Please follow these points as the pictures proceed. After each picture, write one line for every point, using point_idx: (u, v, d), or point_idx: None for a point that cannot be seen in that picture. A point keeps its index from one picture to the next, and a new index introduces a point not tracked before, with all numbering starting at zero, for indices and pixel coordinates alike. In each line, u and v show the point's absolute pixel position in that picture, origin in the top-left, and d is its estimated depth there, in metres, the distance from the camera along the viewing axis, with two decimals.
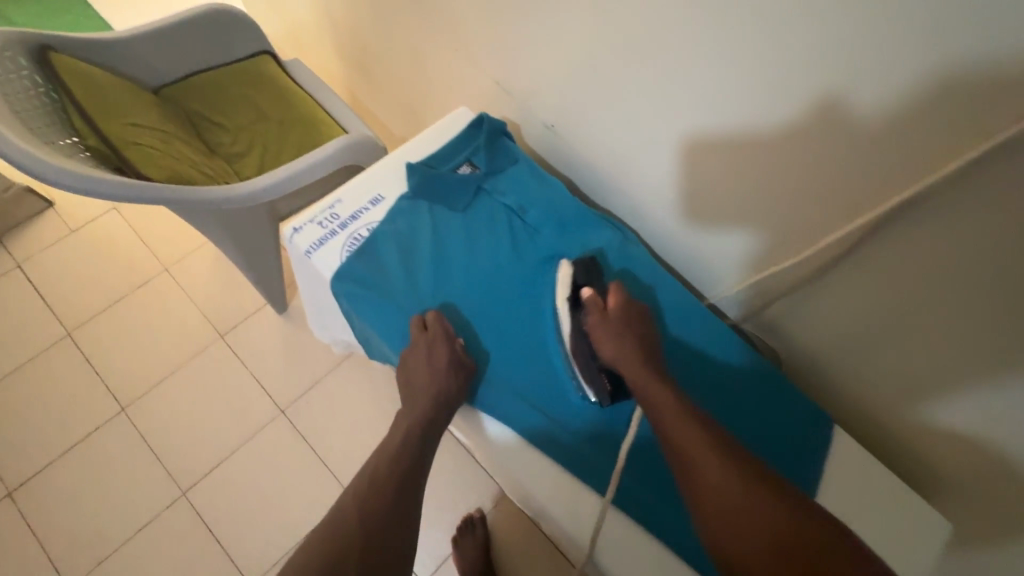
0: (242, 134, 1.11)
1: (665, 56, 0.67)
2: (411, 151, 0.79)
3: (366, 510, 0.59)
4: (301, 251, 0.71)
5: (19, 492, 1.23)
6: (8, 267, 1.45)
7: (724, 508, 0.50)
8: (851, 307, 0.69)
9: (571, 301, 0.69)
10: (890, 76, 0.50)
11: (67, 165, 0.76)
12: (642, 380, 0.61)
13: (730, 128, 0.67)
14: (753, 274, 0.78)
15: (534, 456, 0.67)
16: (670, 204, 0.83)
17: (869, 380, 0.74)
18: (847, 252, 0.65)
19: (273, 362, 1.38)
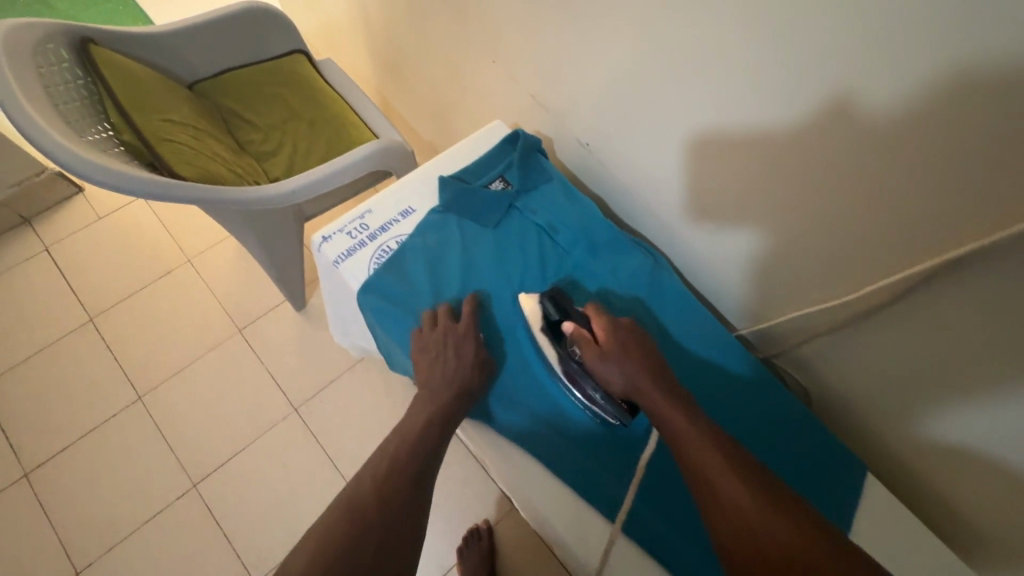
0: (272, 132, 1.11)
1: (694, 69, 0.65)
2: (445, 164, 0.78)
3: (385, 490, 0.54)
4: (329, 261, 0.70)
5: (35, 474, 1.24)
6: (36, 249, 1.47)
7: (743, 539, 0.45)
8: (886, 349, 0.66)
9: (553, 336, 0.66)
10: (895, 77, 0.48)
11: (102, 161, 0.76)
12: (652, 402, 0.57)
13: (741, 127, 0.65)
14: (788, 311, 0.76)
15: (553, 484, 0.64)
16: (698, 225, 0.80)
17: (899, 424, 0.70)
18: (891, 300, 0.61)
19: (288, 359, 1.38)
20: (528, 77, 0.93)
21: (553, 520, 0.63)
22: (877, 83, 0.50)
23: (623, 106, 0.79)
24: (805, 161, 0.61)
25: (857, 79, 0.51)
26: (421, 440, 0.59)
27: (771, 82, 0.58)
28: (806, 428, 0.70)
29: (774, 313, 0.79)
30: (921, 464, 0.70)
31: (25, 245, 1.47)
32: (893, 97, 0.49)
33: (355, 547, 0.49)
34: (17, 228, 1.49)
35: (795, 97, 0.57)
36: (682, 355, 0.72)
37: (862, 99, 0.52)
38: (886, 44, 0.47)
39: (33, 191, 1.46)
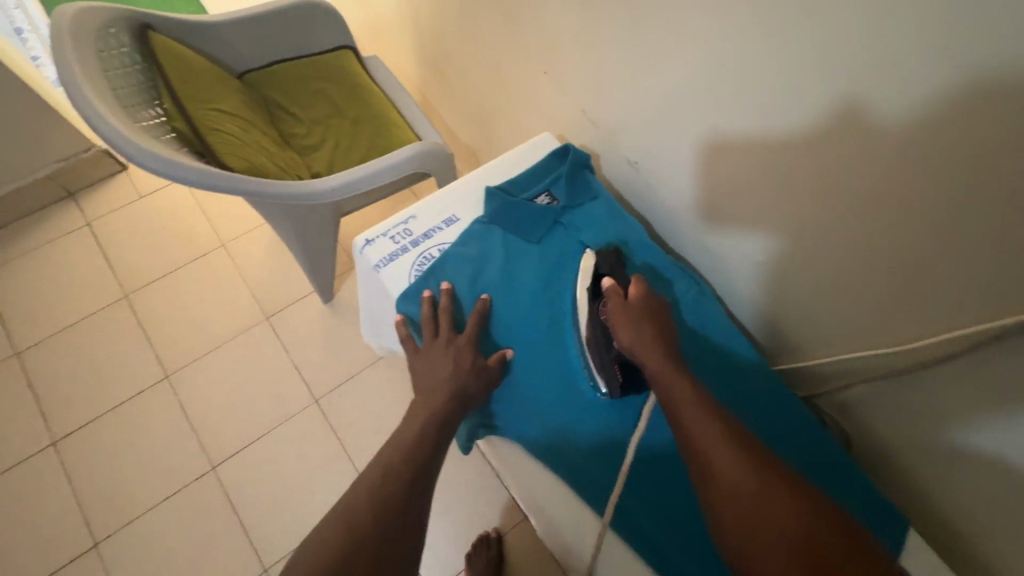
0: (316, 126, 1.12)
1: (731, 80, 0.64)
2: (491, 175, 0.77)
3: (383, 495, 0.51)
4: (370, 264, 0.70)
5: (62, 444, 1.28)
6: (78, 224, 1.51)
7: (744, 519, 0.43)
8: (940, 404, 0.62)
9: (591, 291, 0.65)
10: (919, 81, 0.48)
11: (157, 149, 0.77)
12: (656, 365, 0.57)
13: (750, 129, 0.66)
14: (836, 353, 0.73)
15: (578, 507, 0.63)
16: (743, 248, 0.78)
17: (939, 478, 0.66)
18: (948, 356, 0.58)
19: (313, 350, 1.39)
20: (572, 83, 0.92)
21: (573, 537, 0.63)
22: (891, 85, 0.50)
23: (666, 120, 0.77)
24: (837, 175, 0.60)
25: (866, 78, 0.51)
26: (419, 449, 0.56)
27: (785, 79, 0.59)
28: (852, 474, 0.65)
29: (820, 351, 0.75)
30: (961, 519, 0.66)
31: (68, 219, 1.51)
32: (908, 96, 0.49)
33: (353, 565, 0.45)
34: (61, 201, 1.53)
35: (805, 97, 0.58)
36: (726, 383, 0.68)
37: (872, 100, 0.52)
38: (900, 46, 0.47)
39: (79, 167, 1.50)
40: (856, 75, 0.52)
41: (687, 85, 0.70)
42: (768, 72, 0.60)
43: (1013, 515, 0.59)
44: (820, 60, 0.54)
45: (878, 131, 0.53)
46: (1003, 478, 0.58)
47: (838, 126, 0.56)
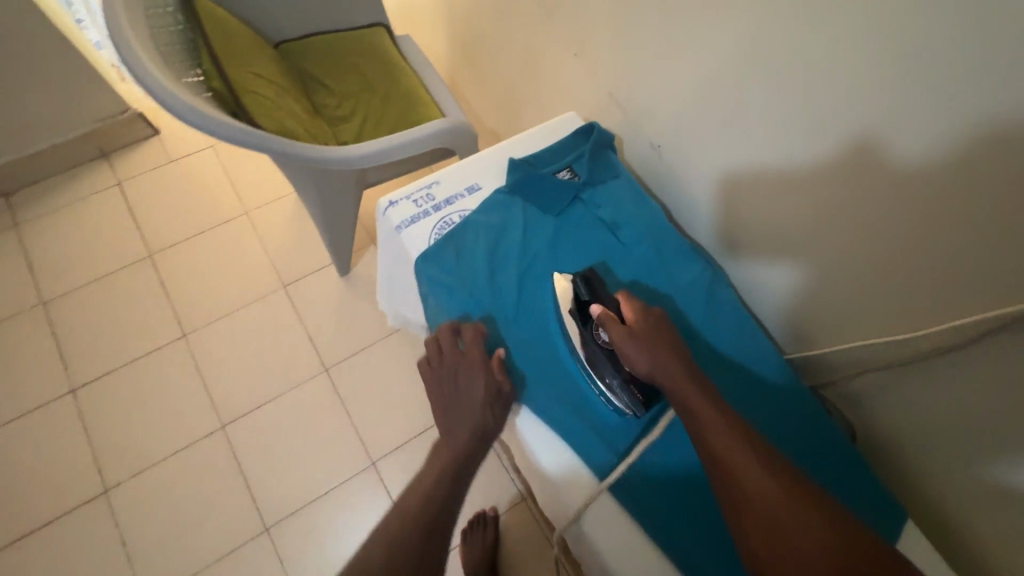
0: (346, 99, 1.14)
1: (758, 92, 0.67)
2: (516, 148, 0.79)
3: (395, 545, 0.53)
4: (392, 225, 0.72)
5: (80, 392, 1.32)
6: (109, 183, 1.55)
7: (774, 540, 0.44)
8: (948, 397, 0.62)
9: (578, 316, 0.65)
10: (946, 120, 0.50)
11: (200, 106, 0.80)
12: (676, 387, 0.56)
13: (773, 163, 0.71)
14: (847, 344, 0.72)
15: (582, 476, 0.64)
16: (761, 253, 0.80)
17: (937, 472, 0.67)
18: (961, 345, 0.58)
19: (327, 321, 1.42)
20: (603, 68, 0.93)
21: (571, 503, 0.63)
22: (919, 124, 0.53)
23: (694, 116, 0.79)
24: (858, 202, 0.63)
25: (894, 115, 0.55)
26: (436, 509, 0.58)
27: (817, 109, 0.62)
28: (856, 466, 0.64)
29: (829, 342, 0.75)
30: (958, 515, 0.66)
31: (99, 178, 1.56)
32: (934, 135, 0.52)
33: None
34: (95, 160, 1.58)
35: (828, 133, 0.62)
36: (731, 364, 0.68)
37: (892, 140, 0.56)
38: (932, 77, 0.50)
39: (114, 128, 1.55)
40: (877, 115, 0.56)
41: (719, 96, 0.73)
42: (801, 98, 0.63)
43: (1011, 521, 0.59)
44: (852, 86, 0.57)
45: (902, 165, 0.56)
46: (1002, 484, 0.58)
47: (862, 158, 0.60)
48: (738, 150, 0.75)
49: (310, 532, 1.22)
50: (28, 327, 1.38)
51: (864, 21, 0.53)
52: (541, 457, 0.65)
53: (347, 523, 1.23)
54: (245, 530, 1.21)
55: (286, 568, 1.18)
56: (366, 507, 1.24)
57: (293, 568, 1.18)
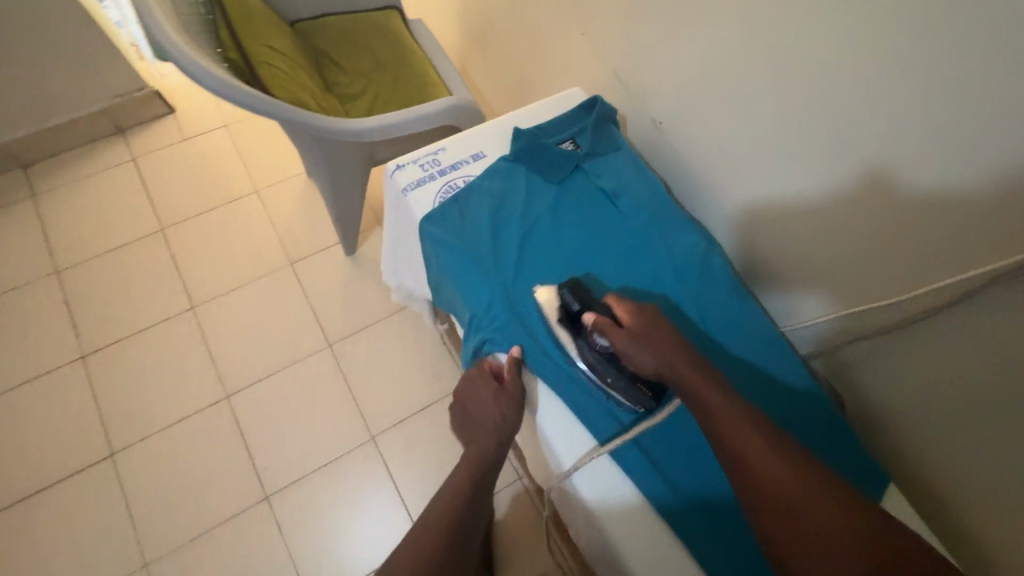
0: (358, 78, 1.17)
1: (775, 117, 0.72)
2: (521, 120, 0.81)
3: (424, 547, 0.59)
4: (399, 188, 0.74)
5: (90, 358, 1.35)
6: (124, 158, 1.59)
7: (793, 530, 0.47)
8: (930, 357, 0.65)
9: (570, 327, 0.65)
10: (966, 167, 0.55)
11: (224, 76, 0.83)
12: (682, 378, 0.58)
13: (793, 198, 0.75)
14: (840, 310, 0.75)
15: (584, 440, 0.66)
16: (779, 276, 0.83)
17: (919, 434, 0.70)
18: (943, 307, 0.61)
19: (332, 298, 1.45)
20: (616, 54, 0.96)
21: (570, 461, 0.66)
22: (933, 160, 0.57)
23: (707, 105, 0.82)
24: (870, 227, 0.67)
25: (914, 151, 0.59)
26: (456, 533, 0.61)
27: (841, 141, 0.66)
28: (840, 426, 0.67)
29: (821, 311, 0.79)
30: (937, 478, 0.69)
31: (115, 153, 1.60)
32: (952, 176, 0.56)
33: None
34: (111, 136, 1.62)
35: (844, 162, 0.67)
36: (726, 329, 0.71)
37: (902, 169, 0.61)
38: (955, 119, 0.54)
39: (131, 105, 1.58)
40: (889, 148, 0.61)
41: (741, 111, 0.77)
42: (827, 128, 0.67)
43: (995, 497, 0.62)
44: (866, 112, 0.62)
45: (918, 203, 0.61)
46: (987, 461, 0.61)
47: (875, 191, 0.65)
48: (759, 183, 0.79)
49: (310, 502, 1.24)
50: (42, 294, 1.41)
51: (892, 56, 0.57)
52: (552, 442, 0.67)
53: (346, 495, 1.25)
54: (246, 497, 1.24)
55: (286, 535, 1.21)
56: (365, 480, 1.26)
57: (293, 536, 1.21)
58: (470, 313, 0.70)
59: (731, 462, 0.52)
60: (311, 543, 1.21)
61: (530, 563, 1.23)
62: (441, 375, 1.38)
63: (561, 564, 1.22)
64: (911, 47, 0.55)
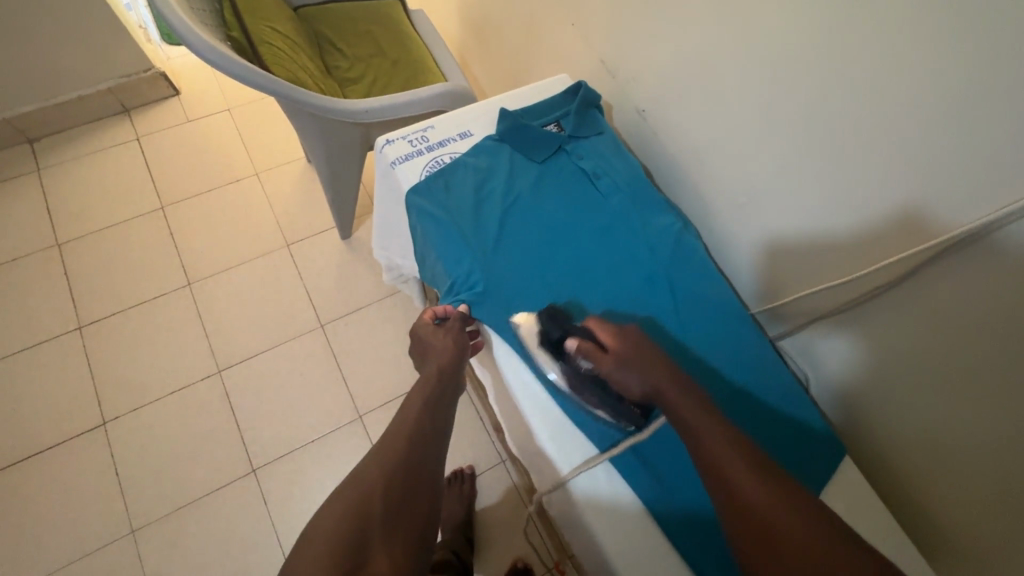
0: (358, 62, 1.20)
1: (801, 140, 0.73)
2: (508, 101, 0.84)
3: (389, 451, 0.61)
4: (388, 161, 0.77)
5: (87, 329, 1.38)
6: (129, 137, 1.62)
7: (762, 544, 0.48)
8: (895, 331, 0.69)
9: (554, 351, 0.66)
10: (971, 211, 0.57)
11: (224, 50, 0.86)
12: (671, 400, 0.59)
13: (813, 231, 0.76)
14: (807, 287, 0.80)
15: (577, 444, 0.69)
16: (781, 290, 0.85)
17: (885, 412, 0.74)
18: (898, 279, 0.66)
19: (326, 279, 1.47)
20: (608, 48, 1.00)
21: (547, 437, 0.69)
22: (959, 201, 0.58)
23: (704, 103, 0.85)
24: (864, 246, 0.70)
25: (937, 195, 0.60)
26: (420, 435, 0.63)
27: (867, 177, 0.67)
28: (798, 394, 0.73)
29: (790, 291, 0.83)
30: (898, 448, 0.74)
31: (119, 132, 1.63)
32: (972, 215, 0.57)
33: (372, 511, 0.56)
34: (117, 115, 1.65)
35: (873, 204, 0.67)
36: (698, 315, 0.74)
37: (929, 205, 0.61)
38: (968, 165, 0.56)
39: (138, 85, 1.62)
40: (918, 188, 0.62)
41: (751, 122, 0.79)
42: (847, 153, 0.68)
43: (988, 507, 0.65)
44: (896, 147, 0.62)
45: (919, 237, 0.63)
46: (981, 477, 0.64)
47: (902, 227, 0.65)
48: (784, 215, 0.79)
49: (295, 476, 1.26)
50: (42, 265, 1.44)
51: (920, 94, 0.58)
52: (545, 445, 0.69)
53: (332, 472, 1.27)
54: (234, 469, 1.26)
55: (271, 508, 1.23)
56: (351, 459, 1.29)
57: (278, 510, 1.23)
58: (448, 279, 0.73)
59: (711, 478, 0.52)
60: (295, 517, 1.23)
61: (510, 546, 1.26)
62: None
63: (539, 554, 1.23)
64: (914, 66, 0.58)
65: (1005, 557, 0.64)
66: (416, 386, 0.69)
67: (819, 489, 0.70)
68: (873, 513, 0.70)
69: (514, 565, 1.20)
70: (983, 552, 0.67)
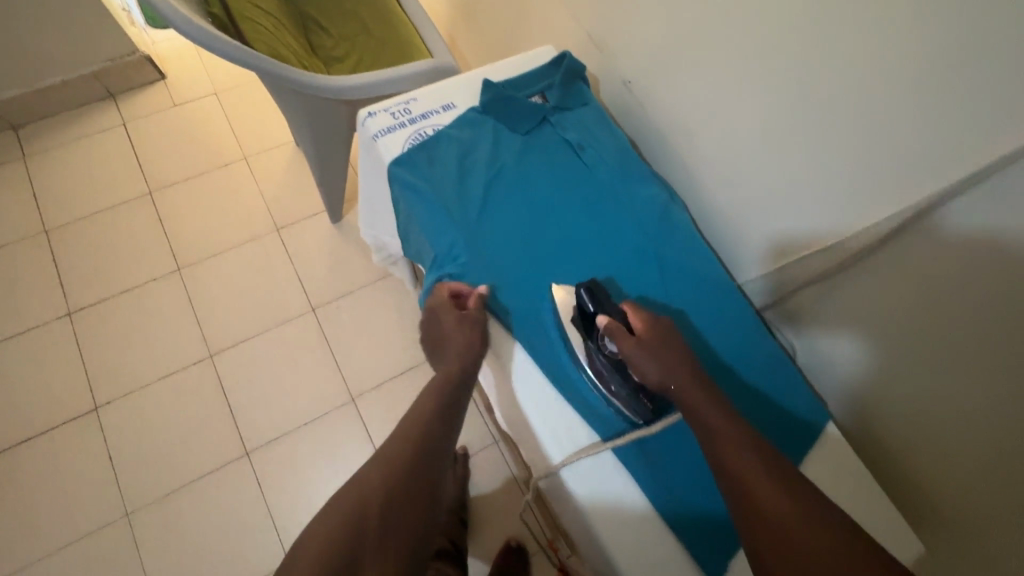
0: (343, 41, 1.19)
1: (787, 105, 0.72)
2: (493, 73, 0.83)
3: (391, 458, 0.60)
4: (370, 134, 0.76)
5: (76, 315, 1.37)
6: (115, 122, 1.61)
7: (784, 553, 0.48)
8: (884, 291, 0.70)
9: (582, 326, 0.66)
10: (952, 168, 0.58)
11: (203, 24, 0.84)
12: (688, 397, 0.59)
13: (800, 198, 0.76)
14: (793, 253, 0.80)
15: (566, 422, 0.69)
16: (768, 259, 0.84)
17: (872, 374, 0.75)
18: (883, 238, 0.67)
19: (316, 263, 1.47)
20: (594, 19, 0.98)
21: (539, 421, 0.69)
22: (942, 158, 0.59)
23: (692, 73, 0.83)
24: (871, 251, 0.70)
25: (920, 154, 0.60)
26: (423, 442, 0.62)
27: (852, 140, 0.67)
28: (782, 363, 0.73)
29: (777, 257, 0.83)
30: (881, 411, 0.76)
31: (105, 117, 1.61)
32: (956, 171, 0.57)
33: (366, 524, 0.55)
34: (103, 100, 1.63)
35: (860, 167, 0.67)
36: (684, 289, 0.73)
37: (914, 164, 0.61)
38: (954, 126, 0.56)
39: (123, 69, 1.59)
40: (902, 149, 0.62)
41: (738, 92, 0.78)
42: (832, 116, 0.67)
43: (975, 471, 0.66)
44: (880, 107, 0.62)
45: (901, 199, 0.64)
46: (976, 469, 0.65)
47: (889, 186, 0.65)
48: (771, 184, 0.79)
49: (289, 459, 1.27)
50: (30, 252, 1.43)
51: (908, 55, 0.58)
52: (532, 424, 0.70)
53: (325, 455, 1.28)
54: (227, 452, 1.26)
55: (265, 490, 1.24)
56: (345, 441, 1.29)
57: (272, 493, 1.24)
58: (432, 252, 0.72)
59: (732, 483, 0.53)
60: (289, 499, 1.24)
61: (504, 524, 1.27)
62: None
63: (533, 533, 1.25)
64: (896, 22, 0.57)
65: (986, 511, 0.66)
66: (426, 386, 0.68)
67: (801, 454, 0.70)
68: (856, 477, 0.71)
69: (508, 544, 1.21)
70: (965, 509, 0.68)
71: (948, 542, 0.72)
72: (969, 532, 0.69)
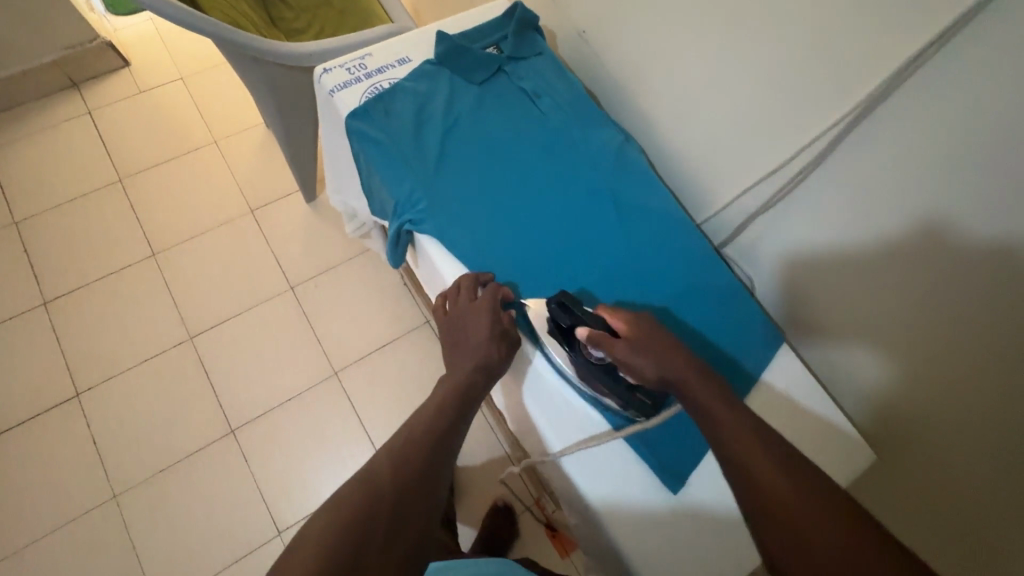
0: (304, 12, 1.18)
1: (732, 34, 0.74)
2: (447, 26, 0.84)
3: (400, 453, 0.57)
4: (326, 89, 0.77)
5: (52, 304, 1.37)
6: (80, 111, 1.59)
7: (797, 546, 0.45)
8: (877, 263, 0.69)
9: (563, 340, 0.67)
10: (883, 63, 0.60)
11: None
12: (689, 388, 0.58)
13: (750, 130, 0.78)
14: (742, 186, 0.82)
15: (561, 403, 0.71)
16: (723, 198, 0.86)
17: (841, 317, 0.77)
18: (825, 153, 0.69)
19: (293, 243, 1.47)
20: None
21: (540, 417, 0.71)
22: (878, 54, 0.60)
23: (642, 14, 0.84)
24: (881, 261, 0.69)
25: (860, 57, 0.62)
26: (437, 441, 0.59)
27: (794, 63, 0.69)
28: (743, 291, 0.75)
29: (730, 195, 0.85)
30: (835, 329, 0.78)
31: (69, 107, 1.59)
32: (891, 66, 0.59)
33: (377, 510, 0.50)
34: (66, 89, 1.61)
35: (805, 90, 0.69)
36: (638, 227, 0.75)
37: (855, 70, 0.63)
38: (887, 25, 0.58)
39: (83, 57, 1.57)
40: (843, 57, 0.64)
41: (684, 27, 0.79)
42: (775, 39, 0.69)
43: (936, 388, 0.68)
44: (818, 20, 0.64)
45: (838, 108, 0.66)
46: (943, 407, 0.68)
47: (833, 97, 0.67)
48: (724, 120, 0.81)
49: (274, 435, 1.28)
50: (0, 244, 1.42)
51: None
52: (530, 410, 0.73)
53: (310, 430, 1.29)
54: (212, 431, 1.27)
55: (252, 467, 1.25)
56: (329, 414, 1.30)
57: (259, 468, 1.25)
58: (393, 201, 0.74)
59: (735, 472, 0.50)
60: (277, 473, 1.25)
61: (490, 485, 1.29)
62: (403, 313, 1.41)
63: (518, 495, 1.27)
64: None
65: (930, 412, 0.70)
66: (438, 390, 0.66)
67: (759, 375, 0.73)
68: (809, 390, 0.74)
69: (494, 504, 1.24)
70: (911, 416, 0.72)
71: (900, 449, 0.76)
72: (915, 436, 0.73)
